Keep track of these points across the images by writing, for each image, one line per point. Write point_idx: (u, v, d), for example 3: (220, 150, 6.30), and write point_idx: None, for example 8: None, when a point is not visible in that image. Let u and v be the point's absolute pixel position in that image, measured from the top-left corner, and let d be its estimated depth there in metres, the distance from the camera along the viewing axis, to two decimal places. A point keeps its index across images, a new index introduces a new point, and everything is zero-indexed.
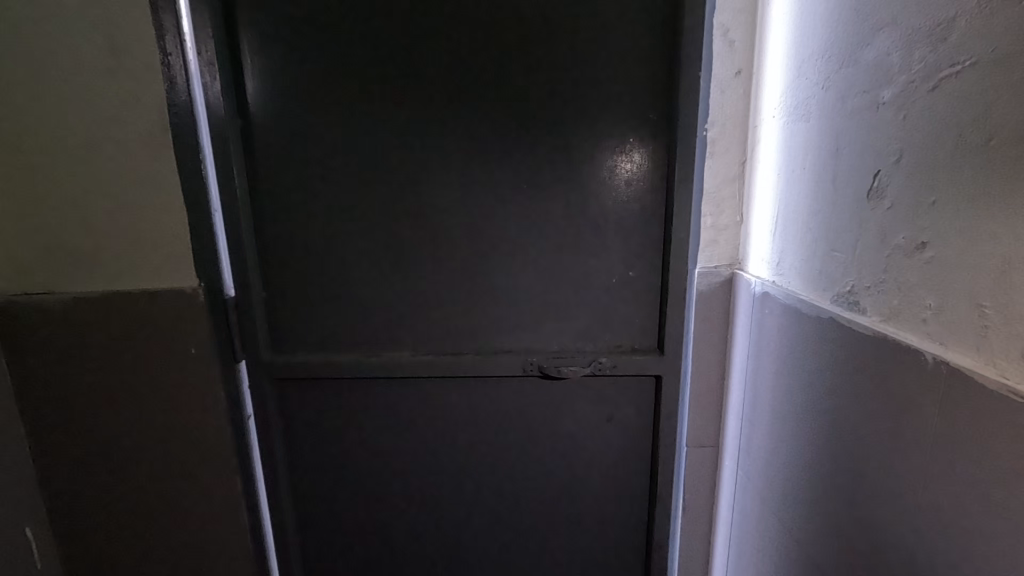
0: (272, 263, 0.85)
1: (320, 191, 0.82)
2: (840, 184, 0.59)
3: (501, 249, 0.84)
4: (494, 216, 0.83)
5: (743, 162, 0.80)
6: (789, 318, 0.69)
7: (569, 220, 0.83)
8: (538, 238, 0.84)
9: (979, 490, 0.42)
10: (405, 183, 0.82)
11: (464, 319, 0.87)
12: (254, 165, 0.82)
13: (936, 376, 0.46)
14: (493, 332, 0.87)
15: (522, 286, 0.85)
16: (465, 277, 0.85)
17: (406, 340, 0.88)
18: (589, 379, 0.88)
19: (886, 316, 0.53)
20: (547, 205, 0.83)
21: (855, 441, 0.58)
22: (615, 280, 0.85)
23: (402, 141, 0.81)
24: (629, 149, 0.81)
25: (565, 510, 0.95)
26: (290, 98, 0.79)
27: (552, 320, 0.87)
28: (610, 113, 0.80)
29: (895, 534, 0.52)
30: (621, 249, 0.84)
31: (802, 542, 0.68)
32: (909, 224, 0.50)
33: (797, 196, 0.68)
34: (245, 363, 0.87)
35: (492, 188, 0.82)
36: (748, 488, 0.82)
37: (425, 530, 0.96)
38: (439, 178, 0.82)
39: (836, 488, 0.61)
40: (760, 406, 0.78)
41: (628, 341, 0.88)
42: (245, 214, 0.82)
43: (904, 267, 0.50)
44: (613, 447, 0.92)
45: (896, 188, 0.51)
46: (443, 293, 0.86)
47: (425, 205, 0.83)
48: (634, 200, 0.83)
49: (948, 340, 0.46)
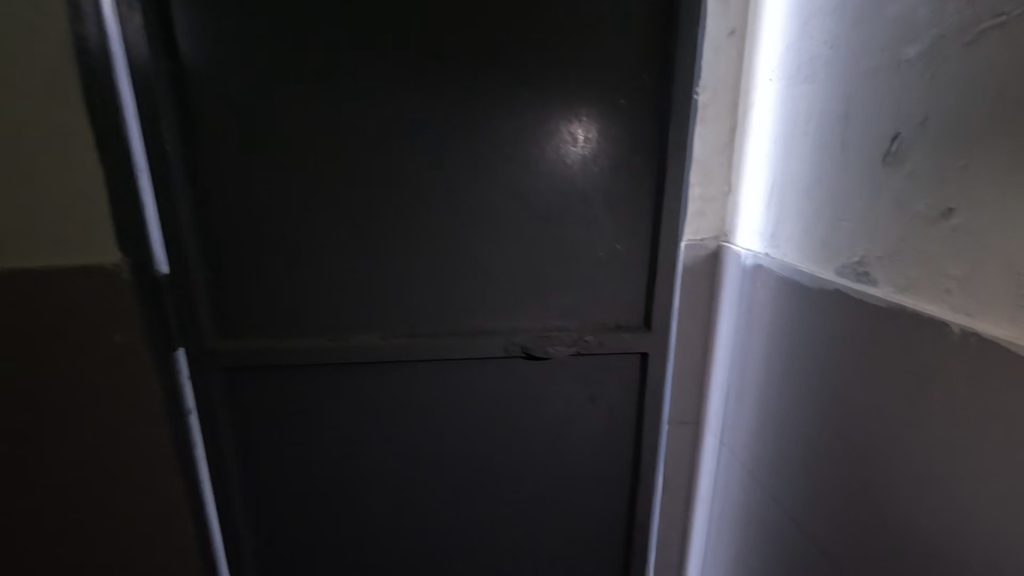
0: (211, 236, 0.73)
1: (269, 152, 0.71)
2: (851, 149, 0.56)
3: (479, 221, 0.77)
4: (472, 183, 0.75)
5: (732, 130, 0.77)
6: (785, 292, 0.67)
7: (552, 189, 0.77)
8: (520, 209, 0.77)
9: (1007, 465, 0.41)
10: (371, 145, 0.72)
11: (440, 299, 0.79)
12: (188, 119, 0.69)
13: (963, 348, 0.44)
14: (471, 312, 0.80)
15: (502, 261, 0.79)
16: (441, 252, 0.77)
17: (374, 322, 0.79)
18: (573, 359, 0.83)
19: (901, 287, 0.51)
20: (531, 172, 0.76)
21: (854, 416, 0.57)
22: (602, 254, 0.79)
23: (367, 95, 0.71)
24: (620, 112, 0.75)
25: (545, 496, 0.90)
26: (230, 39, 0.67)
27: (535, 297, 0.80)
28: (599, 71, 0.73)
29: (904, 513, 0.51)
30: (608, 220, 0.78)
31: (793, 518, 0.67)
32: (934, 190, 0.47)
33: (796, 165, 0.65)
34: (183, 350, 0.76)
35: (470, 153, 0.74)
36: (733, 464, 0.81)
37: (395, 524, 0.89)
38: (410, 139, 0.73)
39: (836, 464, 0.60)
40: (748, 382, 0.76)
41: (613, 319, 0.82)
42: (179, 177, 0.70)
43: (923, 235, 0.48)
44: (596, 429, 0.87)
45: (917, 153, 0.49)
46: (415, 269, 0.78)
47: (394, 169, 0.74)
48: (625, 168, 0.77)
49: (976, 311, 0.44)
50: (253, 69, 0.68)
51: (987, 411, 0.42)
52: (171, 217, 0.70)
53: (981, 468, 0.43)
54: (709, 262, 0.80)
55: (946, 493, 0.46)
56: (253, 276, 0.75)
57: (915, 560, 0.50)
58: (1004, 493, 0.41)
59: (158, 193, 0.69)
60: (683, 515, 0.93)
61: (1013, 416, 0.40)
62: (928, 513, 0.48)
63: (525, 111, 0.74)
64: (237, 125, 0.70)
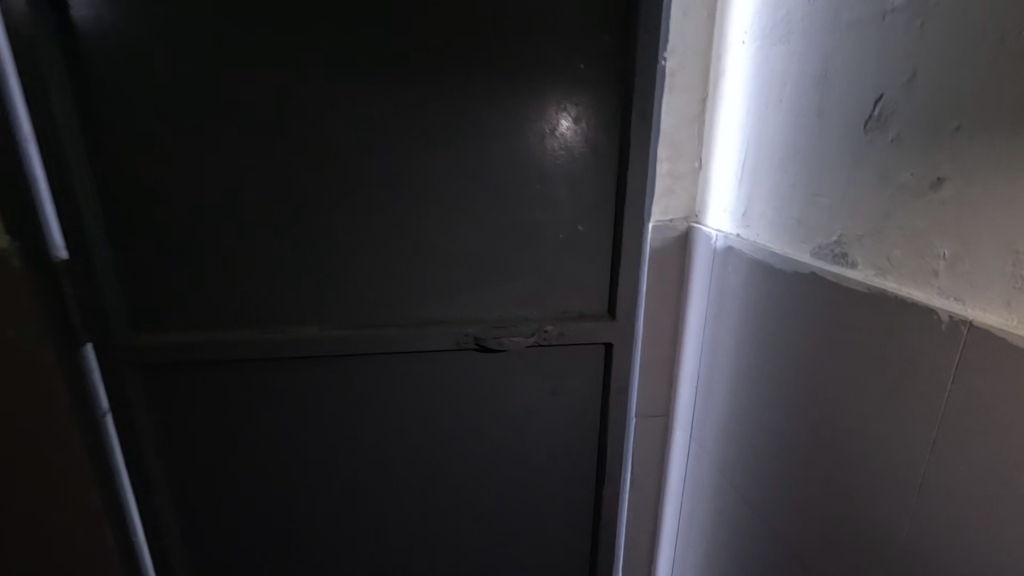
0: (120, 216, 0.64)
1: (185, 121, 0.63)
2: (829, 115, 0.50)
3: (426, 200, 0.69)
4: (417, 158, 0.68)
5: (703, 100, 0.71)
6: (757, 276, 0.61)
7: (504, 166, 0.70)
8: (472, 186, 0.70)
9: (1001, 471, 0.36)
10: (300, 112, 0.64)
11: (384, 286, 0.72)
12: (84, 82, 0.60)
13: (951, 337, 0.39)
14: (420, 300, 0.73)
15: (453, 244, 0.71)
16: (385, 234, 0.70)
17: (312, 312, 0.72)
18: (531, 351, 0.77)
19: (882, 269, 0.45)
20: (483, 145, 0.69)
21: (829, 412, 0.52)
22: (563, 236, 0.73)
23: (294, 56, 0.63)
24: (581, 79, 0.68)
25: (506, 496, 0.84)
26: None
27: (490, 284, 0.74)
28: (556, 32, 0.66)
29: (881, 519, 0.46)
30: (568, 199, 0.72)
31: (765, 519, 0.62)
32: (921, 158, 0.41)
33: (769, 136, 0.59)
34: (92, 346, 0.67)
35: (414, 123, 0.67)
36: (702, 460, 0.76)
37: (344, 529, 0.82)
38: (344, 107, 0.65)
39: (810, 464, 0.55)
40: (717, 374, 0.71)
41: (576, 307, 0.76)
42: (76, 149, 0.61)
43: (909, 209, 0.43)
44: (559, 424, 0.82)
45: (902, 116, 0.43)
46: (356, 254, 0.70)
47: (329, 141, 0.66)
48: (589, 142, 0.70)
49: (966, 295, 0.38)
50: (159, 25, 0.60)
51: (978, 409, 0.37)
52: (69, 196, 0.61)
53: (971, 475, 0.38)
54: (678, 245, 0.75)
55: (930, 500, 0.41)
56: (172, 262, 0.67)
57: (894, 572, 0.45)
58: (997, 503, 0.36)
59: (51, 167, 0.60)
60: (653, 512, 0.88)
61: (1010, 418, 0.35)
62: (909, 522, 0.43)
63: (475, 75, 0.66)
64: (143, 89, 0.61)
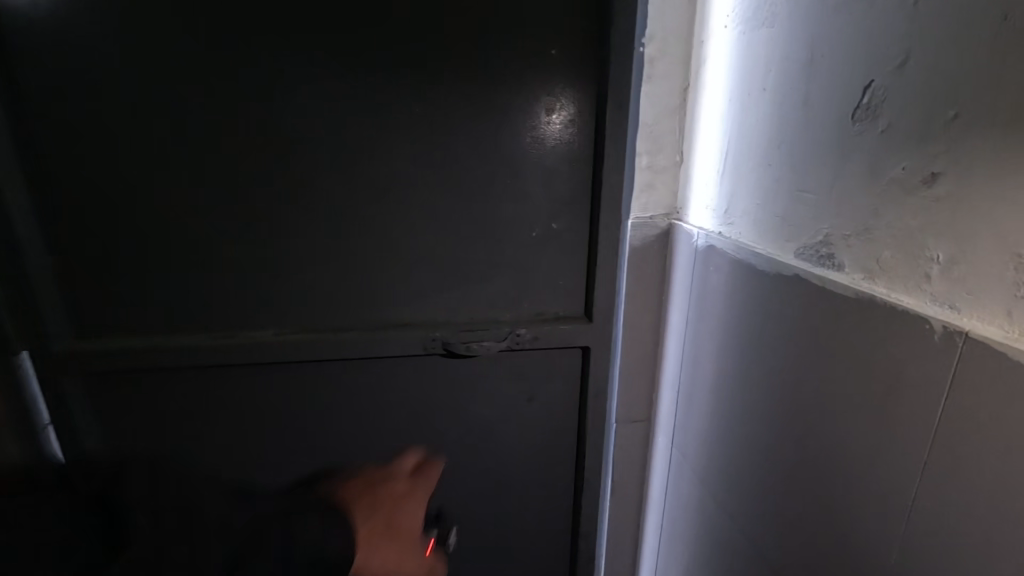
0: (55, 216, 0.60)
1: (121, 111, 0.58)
2: (816, 104, 0.46)
3: (389, 196, 0.65)
4: (379, 151, 0.63)
5: (685, 89, 0.66)
6: (740, 278, 0.57)
7: (473, 159, 0.65)
8: (439, 181, 0.65)
9: (999, 500, 0.32)
10: (250, 102, 0.60)
11: (347, 288, 0.68)
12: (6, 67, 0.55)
13: (944, 349, 0.35)
14: (385, 302, 0.69)
15: (419, 243, 0.67)
16: (346, 233, 0.65)
17: (269, 316, 0.67)
18: (504, 355, 0.73)
19: (871, 273, 0.42)
20: (450, 137, 0.64)
21: (813, 425, 0.48)
22: (536, 234, 0.69)
23: (242, 40, 0.58)
24: (552, 65, 0.63)
25: (481, 506, 0.80)
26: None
27: (460, 285, 0.69)
28: (526, 14, 0.61)
29: (869, 543, 0.43)
30: (541, 195, 0.67)
31: (747, 534, 0.59)
32: (914, 150, 0.38)
33: (753, 127, 0.55)
34: (29, 355, 0.63)
35: (374, 113, 0.62)
36: (684, 469, 0.73)
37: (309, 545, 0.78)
38: (298, 95, 0.60)
39: (793, 479, 0.51)
40: (699, 379, 0.67)
41: (550, 309, 0.72)
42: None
43: (900, 206, 0.39)
44: (534, 431, 0.78)
45: (894, 104, 0.39)
46: (316, 254, 0.66)
47: (282, 132, 0.61)
48: (563, 134, 0.65)
49: (962, 303, 0.35)
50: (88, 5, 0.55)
51: (973, 431, 0.34)
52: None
53: (967, 502, 0.34)
54: (659, 243, 0.71)
55: (922, 526, 0.38)
56: (114, 263, 0.62)
57: None
58: (996, 536, 0.33)
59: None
60: (635, 520, 0.85)
61: (1010, 442, 0.31)
62: (899, 549, 0.40)
63: (439, 61, 0.61)
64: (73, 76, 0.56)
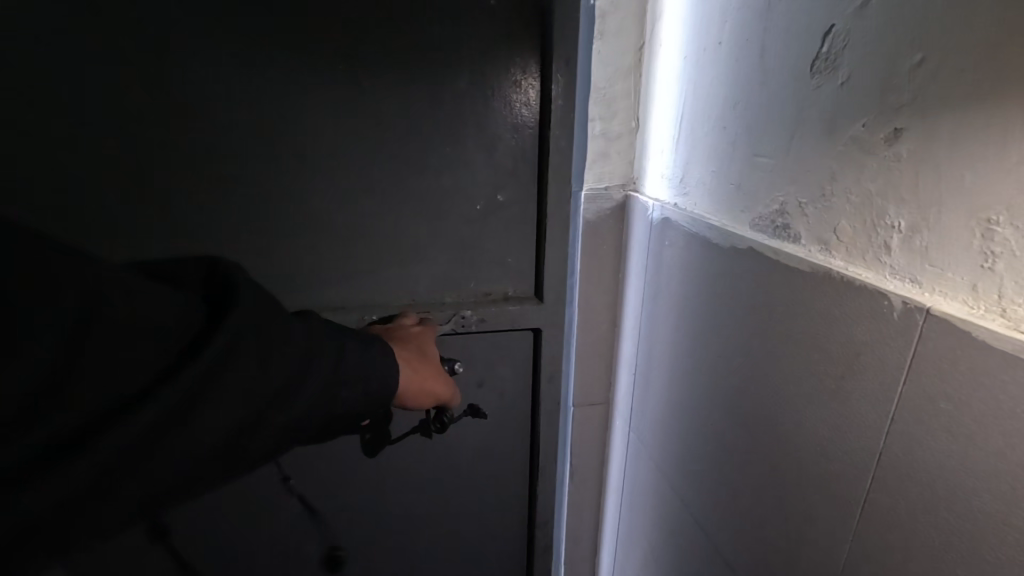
0: None
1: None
2: (773, 57, 0.42)
3: (310, 166, 0.57)
4: (292, 110, 0.54)
5: (640, 48, 0.61)
6: (694, 253, 0.53)
7: (404, 123, 0.57)
8: (368, 149, 0.58)
9: (951, 495, 0.29)
10: (123, 50, 0.49)
11: (267, 271, 0.60)
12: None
13: (902, 329, 0.31)
14: (313, 286, 0.62)
15: (349, 219, 0.60)
16: (259, 209, 0.57)
17: None
18: (449, 339, 0.67)
19: (830, 244, 0.38)
20: (378, 99, 0.56)
21: (764, 411, 0.45)
22: (479, 208, 0.63)
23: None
24: (491, 15, 0.55)
25: (432, 499, 0.76)
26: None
27: (398, 265, 0.63)
28: None
29: (820, 540, 0.40)
30: (484, 163, 0.61)
31: (700, 520, 0.57)
32: (875, 104, 0.33)
33: (706, 87, 0.51)
34: None
35: (285, 69, 0.53)
36: (642, 454, 0.70)
37: (238, 555, 0.71)
38: (185, 42, 0.50)
39: (745, 466, 0.48)
40: (655, 360, 0.64)
41: (499, 289, 0.67)
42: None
43: (862, 168, 0.35)
44: (486, 418, 0.73)
45: (856, 51, 0.34)
46: (226, 233, 0.57)
47: (169, 87, 0.51)
48: (507, 96, 0.59)
49: (923, 276, 0.31)
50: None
51: (927, 422, 0.30)
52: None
53: (930, 508, 0.31)
54: (613, 216, 0.66)
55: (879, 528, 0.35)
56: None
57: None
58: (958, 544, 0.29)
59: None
60: (595, 501, 0.83)
61: (969, 436, 0.28)
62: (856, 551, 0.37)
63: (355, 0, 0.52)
64: None
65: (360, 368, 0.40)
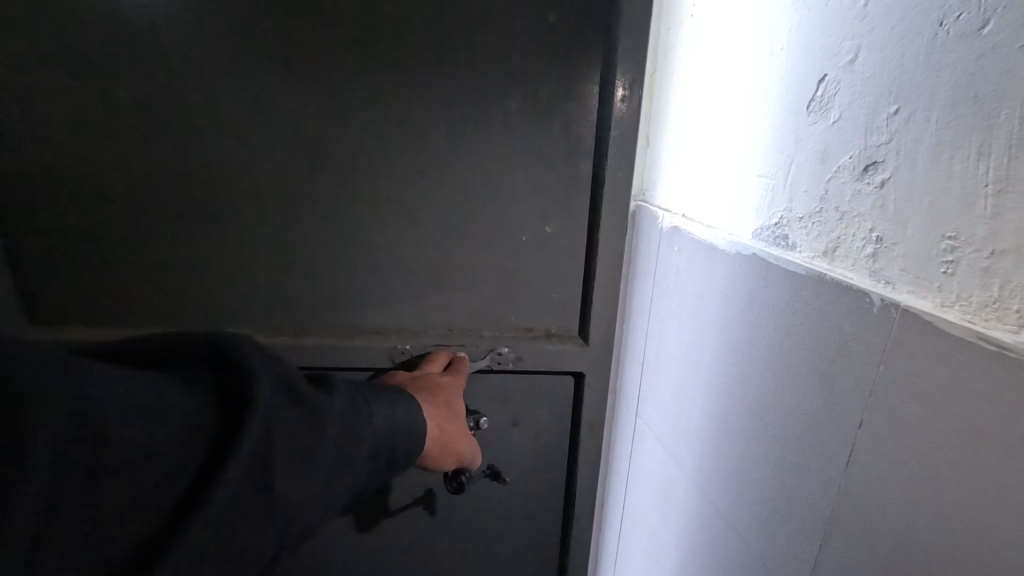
0: (110, 206, 0.66)
1: (163, 115, 0.63)
2: (773, 94, 0.50)
3: (378, 202, 0.67)
4: (369, 164, 0.66)
5: (652, 78, 0.73)
6: (699, 260, 0.62)
7: (463, 189, 0.67)
8: (431, 190, 0.67)
9: (918, 465, 0.37)
10: (258, 108, 0.63)
11: (334, 297, 0.72)
12: (17, 88, 0.61)
13: (882, 321, 0.39)
14: (377, 310, 0.73)
15: (410, 249, 0.70)
16: (344, 243, 0.69)
17: (268, 313, 0.72)
18: (490, 373, 0.76)
19: (823, 252, 0.46)
20: (442, 152, 0.66)
21: (759, 396, 0.54)
22: (526, 238, 0.70)
23: (251, 82, 0.62)
24: (551, 80, 0.63)
25: (469, 507, 0.85)
26: (78, 12, 0.58)
27: (448, 293, 0.73)
28: (529, 30, 0.61)
29: (817, 499, 0.47)
30: (538, 222, 0.69)
31: (704, 496, 0.65)
32: (859, 140, 0.41)
33: (717, 119, 0.59)
34: (62, 316, 0.71)
35: (369, 128, 0.64)
36: (650, 441, 0.78)
37: (306, 558, 0.84)
38: (299, 95, 0.63)
39: (745, 443, 0.57)
40: (664, 355, 0.72)
41: (542, 325, 0.75)
42: (8, 155, 0.63)
43: (848, 193, 0.43)
44: (519, 449, 0.82)
45: (843, 98, 0.43)
46: (312, 246, 0.69)
47: (289, 136, 0.64)
48: (558, 147, 0.66)
49: (897, 279, 0.39)
50: (112, 44, 0.60)
51: (899, 408, 0.38)
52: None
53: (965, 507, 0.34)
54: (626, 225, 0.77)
55: (919, 531, 0.37)
56: (158, 246, 0.68)
57: (825, 557, 0.46)
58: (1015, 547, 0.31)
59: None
60: (604, 484, 0.94)
61: (940, 422, 0.35)
62: (851, 508, 0.43)
63: (436, 90, 0.63)
64: (120, 82, 0.61)
65: (380, 443, 0.50)
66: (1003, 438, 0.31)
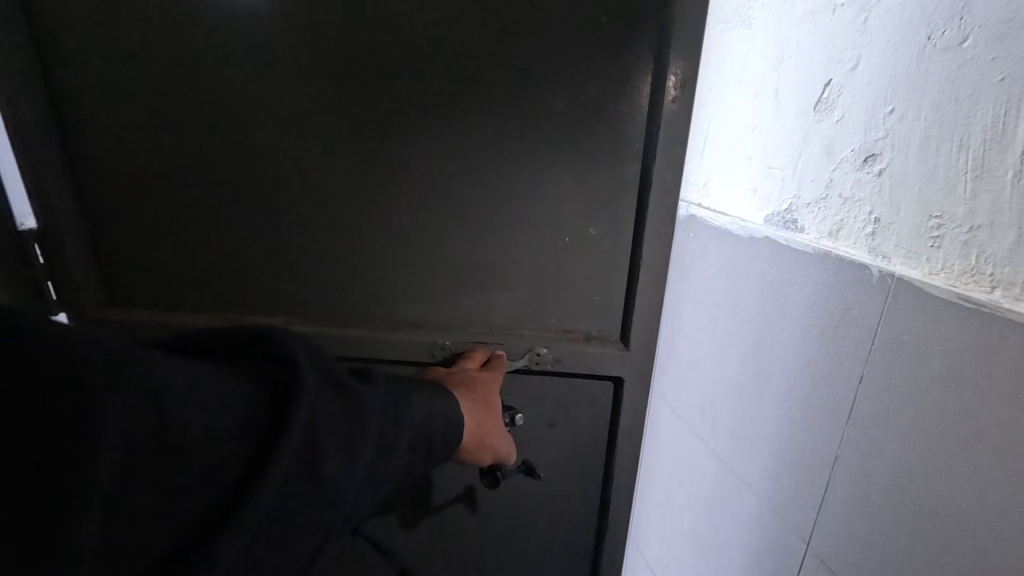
0: (190, 206, 0.73)
1: (244, 127, 0.70)
2: (784, 96, 0.57)
3: (432, 211, 0.74)
4: (426, 178, 0.73)
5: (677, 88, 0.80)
6: (716, 246, 0.69)
7: (510, 198, 0.74)
8: (481, 202, 0.74)
9: (910, 412, 0.44)
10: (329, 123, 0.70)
11: (388, 298, 0.79)
12: (119, 97, 0.68)
13: (880, 289, 0.46)
14: (428, 311, 0.80)
15: (461, 256, 0.77)
16: (401, 249, 0.76)
17: (325, 312, 0.79)
18: (529, 372, 0.83)
19: (829, 233, 0.52)
20: (494, 168, 0.73)
21: (770, 366, 0.61)
22: (568, 241, 0.76)
23: (326, 101, 0.69)
24: (597, 99, 0.70)
25: (507, 499, 0.90)
26: (180, 32, 0.66)
27: (493, 294, 0.79)
28: (583, 57, 0.68)
29: (823, 450, 0.54)
30: (580, 227, 0.76)
31: (719, 460, 0.71)
32: (859, 135, 0.48)
33: (734, 122, 0.66)
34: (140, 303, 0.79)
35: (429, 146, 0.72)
36: (668, 418, 0.84)
37: (354, 547, 0.92)
38: (367, 112, 0.70)
39: (757, 409, 0.63)
40: (682, 336, 0.79)
41: (582, 328, 0.81)
42: (109, 157, 0.71)
43: (850, 180, 0.50)
44: (556, 445, 0.88)
45: (845, 99, 0.50)
46: (371, 250, 0.76)
47: (355, 148, 0.71)
48: (602, 158, 0.73)
49: (893, 254, 0.46)
50: (205, 63, 0.67)
51: (892, 364, 0.45)
52: (99, 189, 0.72)
53: (956, 440, 0.40)
54: None
55: (914, 468, 0.44)
56: (228, 242, 0.75)
57: (830, 500, 0.53)
58: (994, 471, 0.38)
59: (83, 161, 0.71)
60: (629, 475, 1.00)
61: (929, 372, 0.42)
62: (854, 454, 0.50)
63: (491, 111, 0.70)
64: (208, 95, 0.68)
65: (447, 434, 0.55)
66: (977, 380, 0.39)
